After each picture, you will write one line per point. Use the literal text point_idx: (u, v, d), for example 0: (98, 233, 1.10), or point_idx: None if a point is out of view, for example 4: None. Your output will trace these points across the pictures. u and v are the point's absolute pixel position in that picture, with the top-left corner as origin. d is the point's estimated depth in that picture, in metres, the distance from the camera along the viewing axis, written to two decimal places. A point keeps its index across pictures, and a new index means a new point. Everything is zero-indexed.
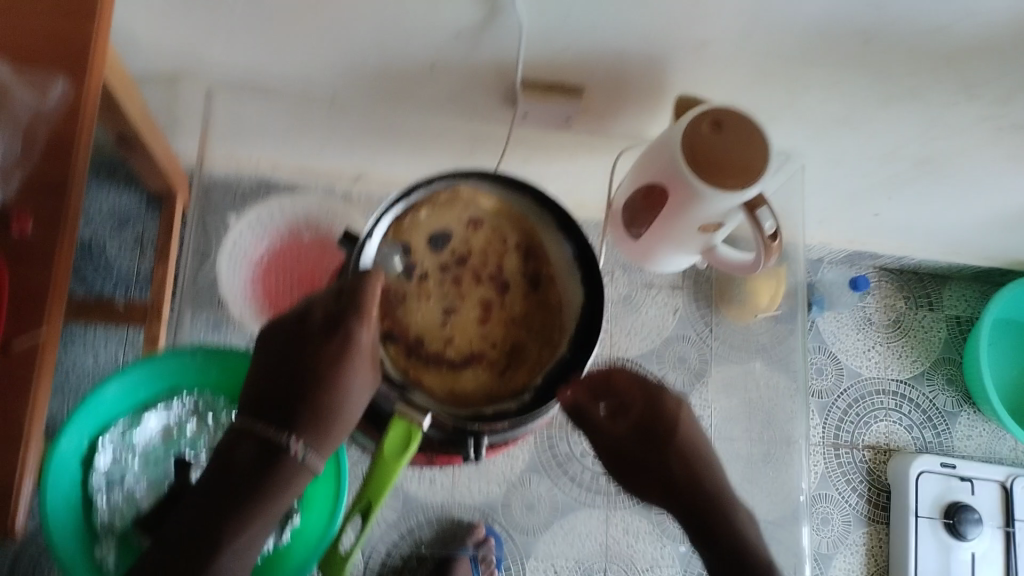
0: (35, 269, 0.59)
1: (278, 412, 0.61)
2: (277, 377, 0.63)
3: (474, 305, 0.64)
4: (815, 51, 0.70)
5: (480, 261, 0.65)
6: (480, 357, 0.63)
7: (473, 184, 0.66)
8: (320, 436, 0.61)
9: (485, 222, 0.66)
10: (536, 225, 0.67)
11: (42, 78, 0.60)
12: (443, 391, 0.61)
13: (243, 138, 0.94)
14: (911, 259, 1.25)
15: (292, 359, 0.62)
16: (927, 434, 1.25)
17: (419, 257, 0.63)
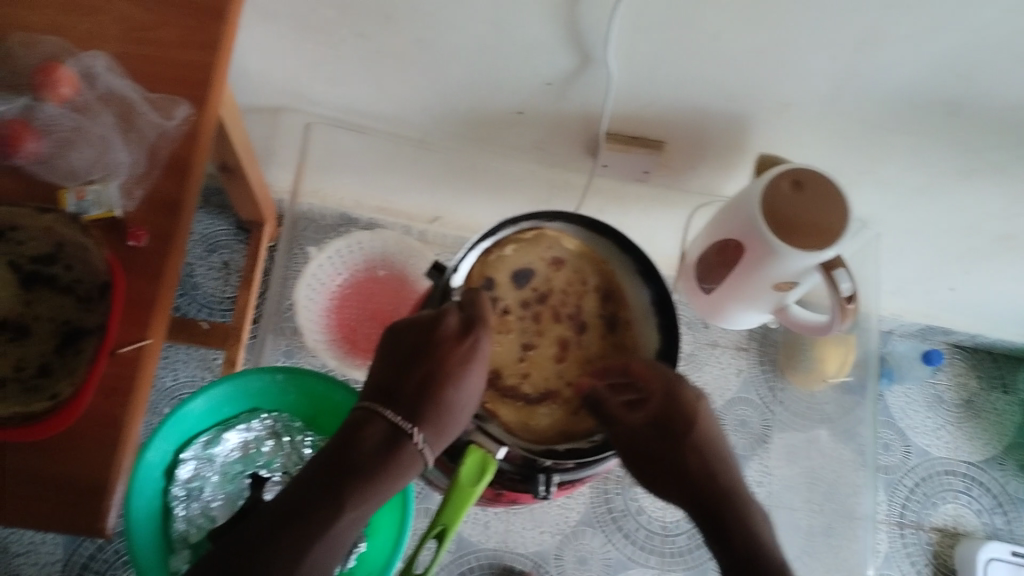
0: (146, 283, 0.62)
1: (405, 400, 0.61)
2: (404, 368, 0.62)
3: (552, 343, 0.66)
4: (901, 118, 0.71)
5: (561, 299, 0.67)
6: (555, 394, 0.64)
7: (557, 225, 0.68)
8: (440, 429, 0.60)
9: (567, 261, 0.68)
10: (616, 269, 0.68)
11: (166, 100, 0.64)
12: (518, 426, 0.63)
13: (336, 172, 1.00)
14: (986, 337, 1.23)
15: (406, 360, 0.62)
16: (997, 520, 1.19)
17: (503, 292, 0.65)
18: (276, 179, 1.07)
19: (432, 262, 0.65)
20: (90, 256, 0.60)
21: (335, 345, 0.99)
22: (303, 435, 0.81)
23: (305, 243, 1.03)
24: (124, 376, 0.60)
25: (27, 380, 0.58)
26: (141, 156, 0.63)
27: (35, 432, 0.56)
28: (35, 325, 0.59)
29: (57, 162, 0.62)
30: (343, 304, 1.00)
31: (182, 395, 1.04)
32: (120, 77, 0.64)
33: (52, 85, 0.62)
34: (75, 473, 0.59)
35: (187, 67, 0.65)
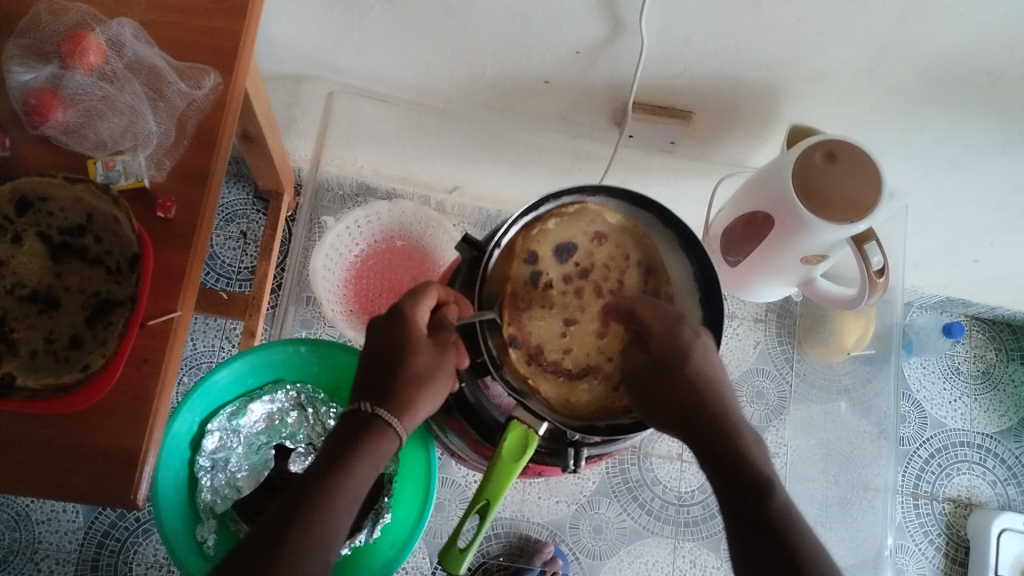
0: (176, 254, 0.61)
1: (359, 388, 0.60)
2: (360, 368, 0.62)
3: (595, 319, 0.63)
4: (936, 88, 0.71)
5: (602, 274, 0.64)
6: (596, 369, 0.62)
7: (600, 199, 0.64)
8: (392, 395, 0.58)
9: (610, 236, 0.64)
10: (660, 245, 0.65)
11: (196, 70, 0.64)
12: (559, 402, 0.60)
13: (357, 141, 0.99)
14: (1006, 310, 1.22)
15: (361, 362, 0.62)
16: (1012, 490, 1.20)
17: (544, 266, 0.62)
18: (296, 148, 1.06)
19: (465, 236, 0.64)
20: (121, 227, 0.59)
21: (355, 317, 0.97)
22: (327, 406, 0.81)
23: (323, 213, 1.05)
24: (153, 347, 0.60)
25: (59, 351, 0.57)
26: (169, 127, 0.64)
27: (71, 405, 0.56)
28: (65, 297, 0.59)
29: (86, 132, 0.62)
30: (361, 275, 0.99)
31: (200, 364, 1.04)
32: (149, 45, 0.64)
33: (80, 54, 0.61)
34: (106, 446, 0.58)
35: (219, 37, 0.65)
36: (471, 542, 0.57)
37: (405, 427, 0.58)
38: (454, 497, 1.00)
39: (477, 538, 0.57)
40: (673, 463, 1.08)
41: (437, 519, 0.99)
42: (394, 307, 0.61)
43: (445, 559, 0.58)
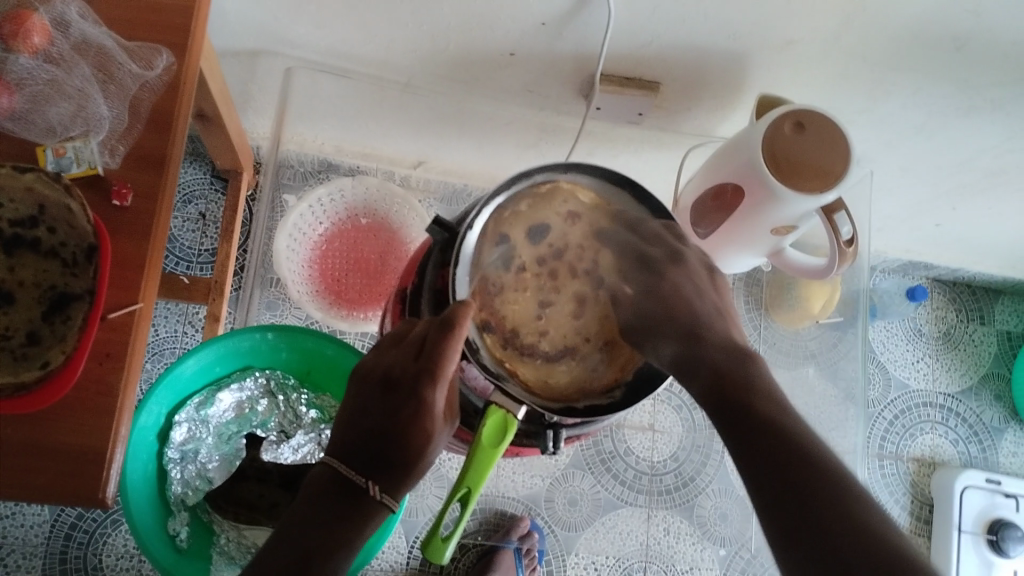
0: (133, 243, 0.59)
1: (364, 453, 0.55)
2: (365, 419, 0.56)
3: (570, 302, 0.62)
4: (902, 56, 0.71)
5: (577, 255, 0.63)
6: (574, 349, 0.61)
7: (571, 177, 0.64)
8: (401, 479, 0.55)
9: (583, 215, 0.63)
10: (631, 224, 0.65)
11: (147, 49, 0.61)
12: (538, 383, 0.60)
13: (317, 117, 0.97)
14: (967, 272, 1.24)
15: (364, 407, 0.57)
16: (972, 449, 1.23)
17: (516, 248, 0.62)
18: (254, 126, 1.03)
19: (433, 218, 0.62)
20: (75, 217, 0.56)
21: (321, 297, 0.97)
22: (298, 393, 0.79)
23: (284, 191, 1.01)
24: (117, 342, 0.57)
25: (17, 349, 0.56)
26: (122, 111, 0.61)
27: (29, 404, 0.54)
28: (20, 292, 0.57)
29: (33, 118, 0.59)
30: (328, 254, 0.97)
31: (164, 350, 1.02)
32: (96, 24, 0.61)
33: (23, 35, 0.57)
34: (68, 444, 0.56)
35: (171, 14, 0.62)
36: (455, 528, 0.57)
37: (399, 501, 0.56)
38: (427, 477, 0.98)
39: (460, 523, 0.56)
40: (645, 433, 1.08)
41: (412, 498, 0.98)
42: (421, 382, 0.55)
43: (427, 547, 0.58)
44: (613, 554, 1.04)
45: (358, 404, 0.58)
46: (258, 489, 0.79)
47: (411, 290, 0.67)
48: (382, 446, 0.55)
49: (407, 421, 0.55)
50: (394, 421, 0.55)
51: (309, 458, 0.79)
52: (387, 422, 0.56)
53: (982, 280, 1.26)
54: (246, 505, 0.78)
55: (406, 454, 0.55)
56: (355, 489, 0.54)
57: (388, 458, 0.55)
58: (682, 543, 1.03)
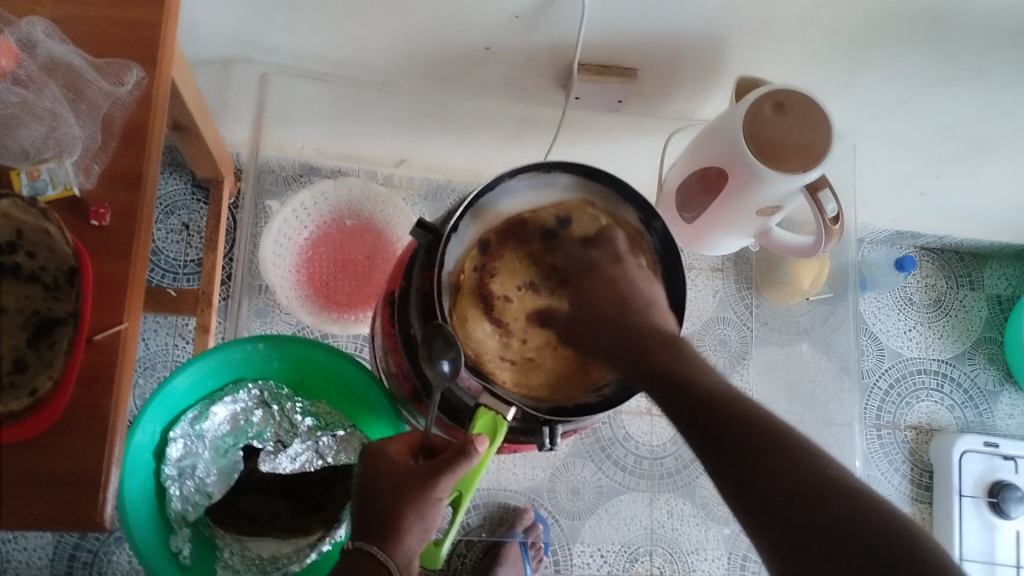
0: (115, 263, 0.58)
1: (377, 528, 0.59)
2: (381, 501, 0.59)
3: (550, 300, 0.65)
4: (881, 30, 0.71)
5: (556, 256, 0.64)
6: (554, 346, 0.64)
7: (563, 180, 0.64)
8: (402, 540, 0.58)
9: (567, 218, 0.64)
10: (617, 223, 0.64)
11: (116, 66, 0.60)
12: (517, 383, 0.62)
13: (295, 122, 0.96)
14: (954, 238, 1.24)
15: (381, 491, 0.60)
16: (969, 413, 1.23)
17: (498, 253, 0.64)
18: (232, 133, 1.02)
19: (417, 220, 0.61)
20: (54, 242, 0.56)
21: (311, 301, 0.96)
22: (292, 401, 0.78)
23: (266, 197, 1.01)
24: (104, 364, 0.57)
25: (3, 378, 0.55)
26: (95, 129, 0.60)
27: (22, 430, 0.54)
28: (0, 318, 0.56)
29: (6, 142, 0.59)
30: (314, 258, 0.96)
31: (156, 364, 1.01)
32: (63, 43, 0.60)
33: None
34: (68, 470, 0.56)
35: (138, 28, 0.61)
36: (445, 535, 0.60)
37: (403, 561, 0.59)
38: None
39: (451, 528, 0.59)
40: (643, 419, 1.08)
41: None
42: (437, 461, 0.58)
43: (425, 553, 0.63)
44: (619, 540, 1.04)
45: (369, 486, 0.60)
46: (259, 501, 0.80)
47: (399, 295, 0.67)
48: (387, 520, 0.58)
49: (415, 508, 0.58)
50: (402, 503, 0.58)
51: (308, 464, 0.78)
52: (397, 504, 0.58)
53: (970, 245, 1.26)
54: (248, 516, 0.79)
55: (403, 523, 0.58)
56: (363, 556, 0.58)
57: (398, 537, 0.58)
58: (686, 525, 1.03)
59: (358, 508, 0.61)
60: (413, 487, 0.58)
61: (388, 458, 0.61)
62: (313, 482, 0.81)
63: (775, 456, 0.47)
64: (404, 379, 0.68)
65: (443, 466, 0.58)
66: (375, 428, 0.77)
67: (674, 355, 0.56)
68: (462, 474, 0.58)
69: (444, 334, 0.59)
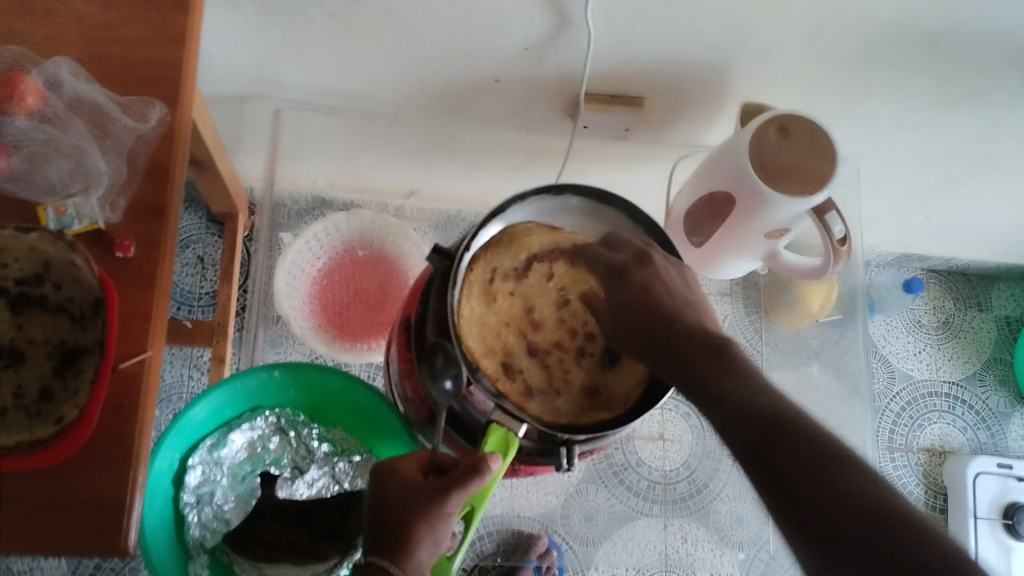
0: (139, 293, 0.60)
1: (389, 543, 0.59)
2: (393, 517, 0.60)
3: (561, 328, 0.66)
4: (879, 55, 0.72)
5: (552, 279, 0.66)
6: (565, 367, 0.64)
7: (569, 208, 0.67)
8: (413, 554, 0.58)
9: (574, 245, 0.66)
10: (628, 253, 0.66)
11: (140, 104, 0.62)
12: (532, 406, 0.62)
13: (309, 155, 0.98)
14: (960, 260, 1.24)
15: (392, 508, 0.61)
16: (981, 435, 1.23)
17: (514, 278, 0.66)
18: (246, 167, 1.04)
19: (433, 247, 0.63)
20: (80, 272, 0.58)
21: (324, 331, 0.97)
22: (309, 428, 0.79)
23: (279, 230, 1.02)
24: (127, 392, 0.58)
25: (30, 406, 0.56)
26: (120, 164, 0.62)
27: (45, 458, 0.54)
28: (29, 348, 0.58)
29: (33, 178, 0.60)
30: (327, 288, 0.98)
31: (171, 396, 1.02)
32: (87, 82, 0.62)
33: (17, 98, 0.59)
34: (92, 495, 0.56)
35: (160, 66, 0.63)
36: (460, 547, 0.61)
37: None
38: None
39: (464, 541, 0.60)
40: (655, 443, 1.08)
41: None
42: (449, 477, 0.59)
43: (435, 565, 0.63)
44: (633, 564, 1.03)
45: (382, 503, 0.61)
46: (276, 528, 0.80)
47: (414, 321, 0.68)
48: (398, 535, 0.59)
49: (426, 522, 0.59)
50: (413, 517, 0.59)
51: (324, 490, 0.79)
52: (408, 519, 0.59)
53: (976, 267, 1.27)
54: (266, 544, 0.79)
55: (415, 538, 0.59)
56: (376, 570, 0.58)
57: (410, 552, 0.59)
58: (700, 551, 1.03)
59: (369, 525, 0.62)
60: (424, 503, 0.59)
61: (400, 477, 0.62)
62: (329, 507, 0.82)
63: (827, 480, 0.43)
64: (420, 404, 0.69)
65: (455, 481, 0.58)
66: (388, 447, 0.79)
67: (708, 360, 0.53)
68: (474, 491, 0.58)
69: (445, 351, 0.62)
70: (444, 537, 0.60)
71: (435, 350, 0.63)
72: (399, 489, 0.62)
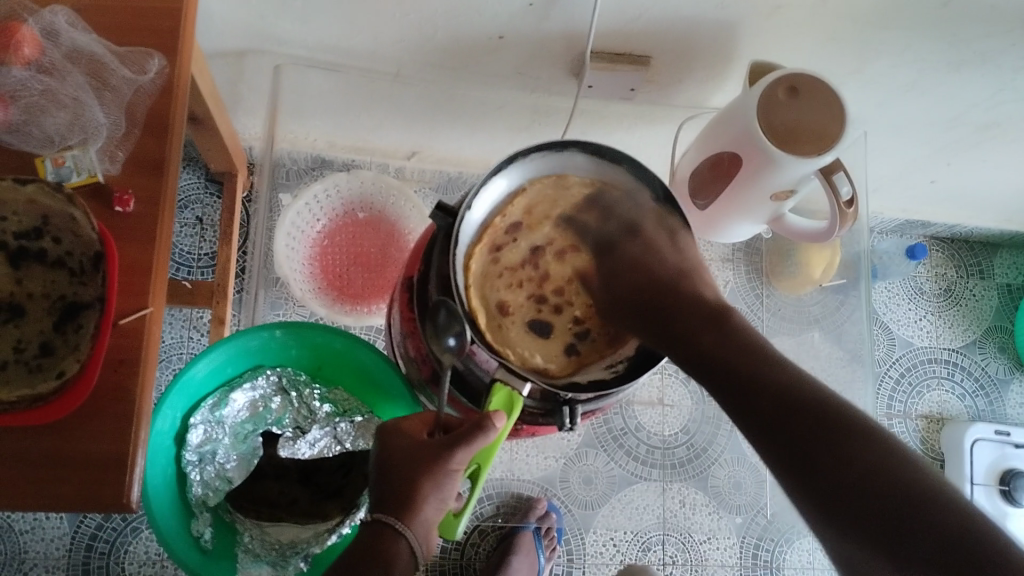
0: (139, 249, 0.59)
1: (394, 501, 0.59)
2: (399, 476, 0.60)
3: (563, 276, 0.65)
4: (891, 14, 0.71)
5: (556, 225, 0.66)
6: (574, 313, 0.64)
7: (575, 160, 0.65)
8: (419, 513, 0.58)
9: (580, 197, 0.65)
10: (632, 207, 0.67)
11: (137, 56, 0.61)
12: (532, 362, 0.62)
13: (310, 114, 0.97)
14: (964, 227, 1.24)
15: (396, 467, 0.61)
16: (980, 402, 1.23)
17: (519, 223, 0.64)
18: (245, 127, 1.02)
19: (437, 202, 0.62)
20: (79, 226, 0.57)
21: (324, 294, 0.96)
22: (311, 388, 0.79)
23: (279, 190, 1.01)
24: (128, 348, 0.58)
25: (30, 360, 0.56)
26: (118, 116, 0.61)
27: (40, 415, 0.54)
28: (29, 303, 0.57)
29: (29, 129, 0.59)
30: (327, 251, 0.97)
31: (171, 357, 1.02)
32: (85, 32, 0.61)
33: (13, 47, 0.57)
34: (95, 451, 0.56)
35: (157, 17, 0.62)
36: (465, 504, 0.61)
37: (420, 535, 0.59)
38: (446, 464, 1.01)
39: (471, 499, 0.60)
40: (654, 408, 1.08)
41: None
42: (455, 437, 0.59)
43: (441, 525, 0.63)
44: (631, 529, 1.04)
45: (386, 461, 0.61)
46: (277, 487, 0.81)
47: (417, 280, 0.67)
48: (403, 493, 0.59)
49: (431, 479, 0.59)
50: (419, 474, 0.59)
51: (326, 450, 0.80)
52: (413, 476, 0.59)
53: (980, 234, 1.26)
54: (267, 502, 0.80)
55: (420, 496, 0.58)
56: (382, 528, 0.58)
57: (415, 511, 0.59)
58: (698, 514, 1.04)
59: (373, 484, 0.62)
60: (429, 460, 0.59)
61: (404, 435, 0.62)
62: (330, 468, 0.82)
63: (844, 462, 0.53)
64: (424, 363, 0.69)
65: (460, 442, 0.58)
66: (388, 406, 0.78)
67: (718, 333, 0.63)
68: (478, 450, 0.58)
69: (447, 307, 0.62)
70: (449, 496, 0.60)
71: (438, 306, 0.62)
72: (403, 449, 0.61)
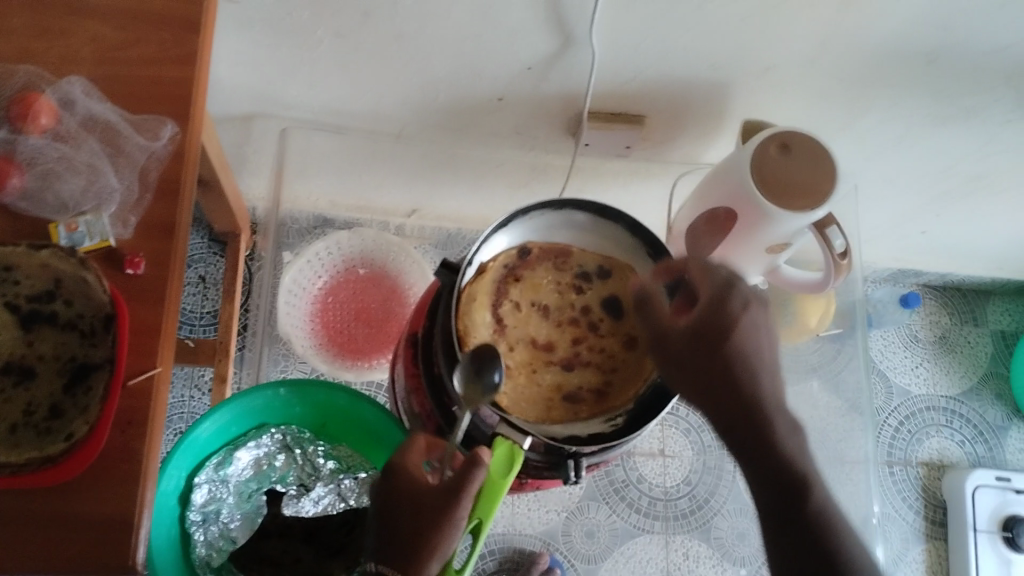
0: (149, 310, 0.60)
1: (399, 549, 0.59)
2: (405, 525, 0.59)
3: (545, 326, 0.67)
4: (878, 73, 0.74)
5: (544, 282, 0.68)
6: (587, 364, 0.67)
7: (567, 215, 0.69)
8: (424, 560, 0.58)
9: (574, 256, 0.69)
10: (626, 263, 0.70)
11: (152, 123, 0.63)
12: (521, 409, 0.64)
13: (314, 175, 0.99)
14: (955, 276, 1.26)
15: (402, 513, 0.60)
16: (979, 448, 1.24)
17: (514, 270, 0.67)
18: (249, 187, 1.04)
19: (443, 260, 0.64)
20: (91, 289, 0.58)
21: (326, 350, 0.97)
22: (315, 445, 0.79)
23: (282, 248, 1.04)
24: (137, 409, 0.58)
25: (39, 423, 0.56)
26: (132, 182, 0.62)
27: (49, 476, 0.55)
28: (40, 365, 0.58)
29: (45, 196, 0.61)
30: (328, 308, 0.98)
31: (173, 416, 1.02)
32: (100, 101, 0.63)
33: (31, 116, 0.61)
34: (100, 513, 0.56)
35: (170, 85, 0.64)
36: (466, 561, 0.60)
37: None
38: None
39: (472, 555, 0.59)
40: (655, 460, 1.08)
41: None
42: (460, 483, 0.58)
43: None
44: None
45: (392, 506, 0.61)
46: (281, 547, 0.79)
47: (421, 337, 0.68)
48: (410, 542, 0.59)
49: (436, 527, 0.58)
50: (425, 520, 0.59)
51: (330, 508, 0.79)
52: (420, 523, 0.59)
53: (972, 282, 1.28)
54: (270, 562, 0.78)
55: (426, 544, 0.58)
56: None
57: (420, 560, 0.58)
58: (701, 567, 1.04)
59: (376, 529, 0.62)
60: (434, 509, 0.59)
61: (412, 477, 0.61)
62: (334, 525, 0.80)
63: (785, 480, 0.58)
64: (428, 420, 0.70)
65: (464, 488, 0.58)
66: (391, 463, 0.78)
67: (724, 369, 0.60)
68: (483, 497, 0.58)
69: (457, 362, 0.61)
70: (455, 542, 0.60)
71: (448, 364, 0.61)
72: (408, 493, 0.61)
